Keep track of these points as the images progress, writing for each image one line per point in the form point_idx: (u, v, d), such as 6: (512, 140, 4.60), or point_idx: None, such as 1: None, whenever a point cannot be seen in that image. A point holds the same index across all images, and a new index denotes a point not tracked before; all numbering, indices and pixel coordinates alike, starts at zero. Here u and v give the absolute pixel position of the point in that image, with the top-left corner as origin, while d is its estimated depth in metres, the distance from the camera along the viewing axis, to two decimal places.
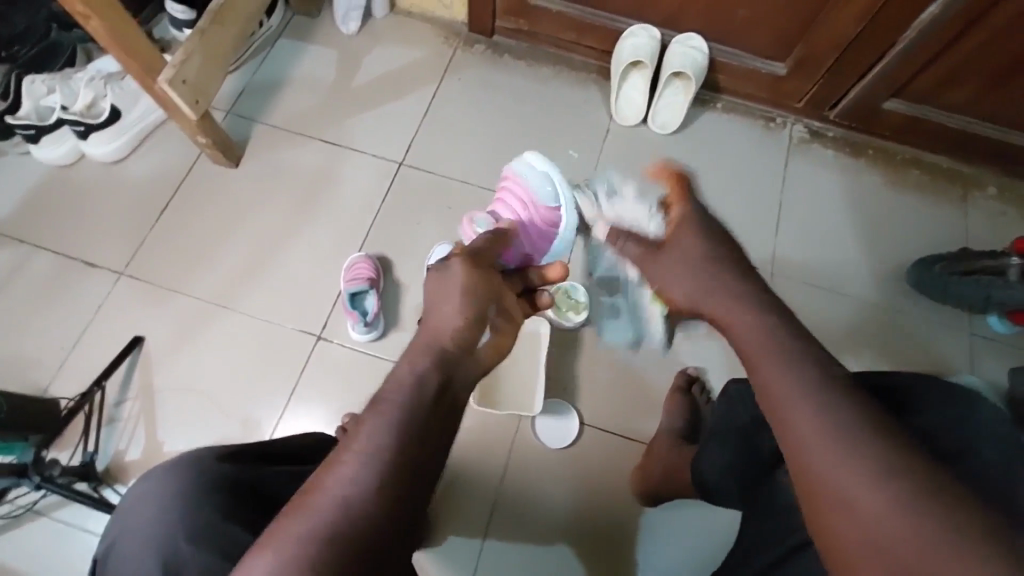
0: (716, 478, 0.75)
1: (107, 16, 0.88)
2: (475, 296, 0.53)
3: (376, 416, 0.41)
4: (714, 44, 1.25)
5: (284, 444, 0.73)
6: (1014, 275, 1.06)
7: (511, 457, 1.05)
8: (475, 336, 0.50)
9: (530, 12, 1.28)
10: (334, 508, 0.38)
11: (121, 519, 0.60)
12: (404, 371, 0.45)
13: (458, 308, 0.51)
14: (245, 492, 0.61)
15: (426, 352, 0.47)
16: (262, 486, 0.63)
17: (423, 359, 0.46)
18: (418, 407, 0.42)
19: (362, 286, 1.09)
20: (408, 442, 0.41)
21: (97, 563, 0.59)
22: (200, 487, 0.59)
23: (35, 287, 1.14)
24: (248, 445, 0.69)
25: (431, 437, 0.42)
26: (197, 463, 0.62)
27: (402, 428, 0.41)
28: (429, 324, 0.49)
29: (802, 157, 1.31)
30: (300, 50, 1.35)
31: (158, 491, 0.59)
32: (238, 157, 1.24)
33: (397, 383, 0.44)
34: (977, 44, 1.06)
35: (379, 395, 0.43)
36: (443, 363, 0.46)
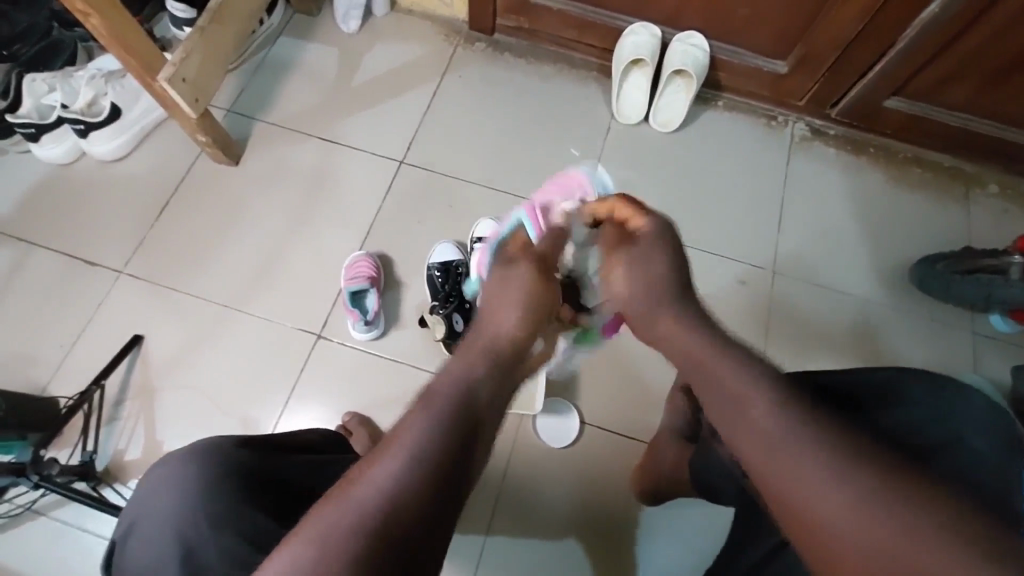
0: (717, 476, 0.75)
1: (106, 14, 0.88)
2: (536, 307, 0.58)
3: (422, 415, 0.43)
4: (715, 43, 1.25)
5: (305, 438, 0.73)
6: (1016, 274, 1.05)
7: (511, 455, 1.05)
8: (526, 346, 0.55)
9: (531, 9, 1.28)
10: (379, 497, 0.38)
11: (140, 503, 0.60)
12: (455, 374, 0.47)
13: (516, 316, 0.56)
14: (262, 479, 0.60)
15: (475, 357, 0.50)
16: (276, 479, 0.62)
17: (472, 364, 0.49)
18: (465, 410, 0.44)
19: (362, 285, 1.09)
20: (452, 442, 0.42)
21: (113, 547, 0.60)
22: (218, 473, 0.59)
23: (35, 285, 1.14)
24: (265, 435, 0.68)
25: (470, 440, 0.43)
26: (215, 449, 0.61)
27: (445, 427, 0.42)
28: (485, 330, 0.54)
29: (803, 156, 1.31)
30: (300, 48, 1.35)
31: (174, 480, 0.59)
32: (238, 156, 1.24)
33: (445, 384, 0.46)
34: (978, 43, 1.06)
35: (428, 394, 0.45)
36: (493, 371, 0.49)
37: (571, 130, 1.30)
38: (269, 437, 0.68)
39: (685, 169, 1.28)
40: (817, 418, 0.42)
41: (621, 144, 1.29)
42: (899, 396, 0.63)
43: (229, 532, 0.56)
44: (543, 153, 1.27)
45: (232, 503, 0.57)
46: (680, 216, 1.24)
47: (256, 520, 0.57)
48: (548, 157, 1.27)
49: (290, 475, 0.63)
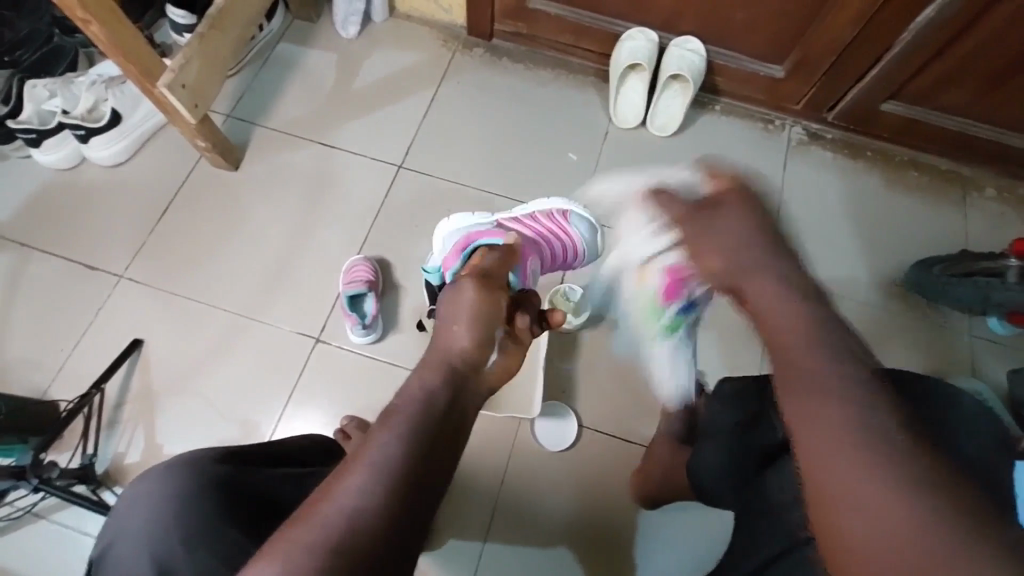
0: (714, 480, 0.75)
1: (107, 21, 0.89)
2: (484, 319, 0.56)
3: (384, 432, 0.42)
4: (712, 47, 1.25)
5: (288, 447, 0.74)
6: (1013, 277, 1.05)
7: (510, 460, 1.05)
8: (487, 353, 0.53)
9: (530, 15, 1.28)
10: (339, 513, 0.38)
11: (115, 523, 0.59)
12: (415, 388, 0.47)
13: (469, 328, 0.54)
14: (241, 492, 0.61)
15: (437, 373, 0.49)
16: (261, 490, 0.62)
17: (433, 381, 0.48)
18: (425, 421, 0.44)
19: (361, 289, 1.09)
20: (414, 455, 0.41)
21: (92, 566, 0.59)
22: (195, 488, 0.59)
23: (36, 289, 1.14)
24: (246, 449, 0.69)
25: (436, 454, 0.42)
26: (192, 463, 0.61)
27: (407, 441, 0.42)
28: (438, 343, 0.53)
29: (801, 160, 1.31)
30: (300, 54, 1.35)
31: (156, 492, 0.59)
32: (238, 161, 1.24)
33: (405, 401, 0.46)
34: (973, 46, 1.06)
35: (390, 409, 0.45)
36: (452, 386, 0.48)
37: (569, 135, 1.30)
38: (245, 451, 0.69)
39: None
40: None
41: (619, 148, 1.29)
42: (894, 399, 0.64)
43: (207, 548, 0.56)
44: (541, 158, 1.28)
45: (210, 516, 0.57)
46: None
47: (235, 533, 0.57)
48: (546, 161, 1.28)
49: (270, 486, 0.63)
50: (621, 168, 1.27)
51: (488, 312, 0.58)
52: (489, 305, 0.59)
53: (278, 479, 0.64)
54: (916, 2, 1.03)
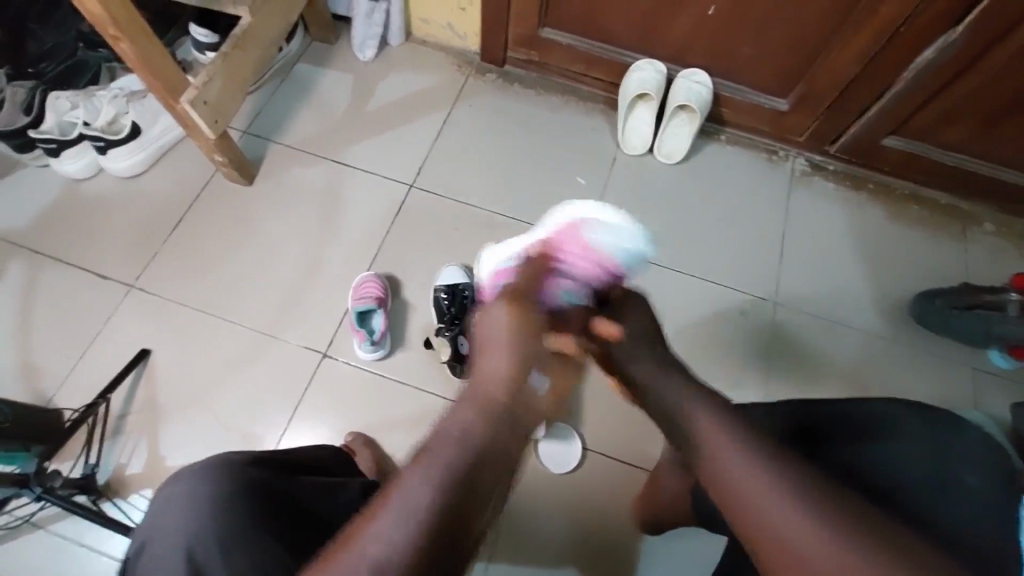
0: (718, 505, 0.76)
1: (136, 40, 0.92)
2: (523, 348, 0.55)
3: (422, 465, 0.44)
4: (718, 80, 1.29)
5: (317, 453, 0.75)
6: (1014, 310, 1.07)
7: (513, 480, 1.05)
8: (523, 381, 0.52)
9: (542, 43, 1.32)
10: (371, 560, 0.39)
11: (151, 521, 0.59)
12: (452, 423, 0.47)
13: (508, 357, 0.54)
14: (275, 500, 0.60)
15: (476, 401, 0.49)
16: (292, 500, 0.61)
17: (471, 409, 0.48)
18: (462, 459, 0.44)
19: (370, 305, 1.10)
20: (450, 496, 0.42)
21: (126, 563, 0.58)
22: (231, 491, 0.58)
23: (47, 297, 1.15)
24: (273, 456, 0.68)
25: (472, 487, 0.44)
26: (230, 468, 0.60)
27: (447, 476, 0.43)
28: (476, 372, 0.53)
29: (804, 190, 1.34)
30: (317, 74, 1.39)
31: (191, 495, 0.58)
32: (252, 176, 1.26)
33: (443, 429, 0.47)
34: (971, 87, 1.10)
35: (425, 447, 0.46)
36: (491, 418, 0.48)
37: (578, 160, 1.33)
38: (279, 460, 0.67)
39: (688, 200, 1.31)
40: None
41: (626, 174, 1.32)
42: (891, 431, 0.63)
43: (241, 555, 0.56)
44: (548, 182, 1.30)
45: (243, 523, 0.57)
46: (683, 245, 1.26)
47: (264, 541, 0.56)
48: (554, 184, 1.30)
49: (303, 497, 0.62)
50: (628, 194, 1.30)
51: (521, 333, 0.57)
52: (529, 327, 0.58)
53: (313, 489, 0.63)
54: (917, 43, 1.07)
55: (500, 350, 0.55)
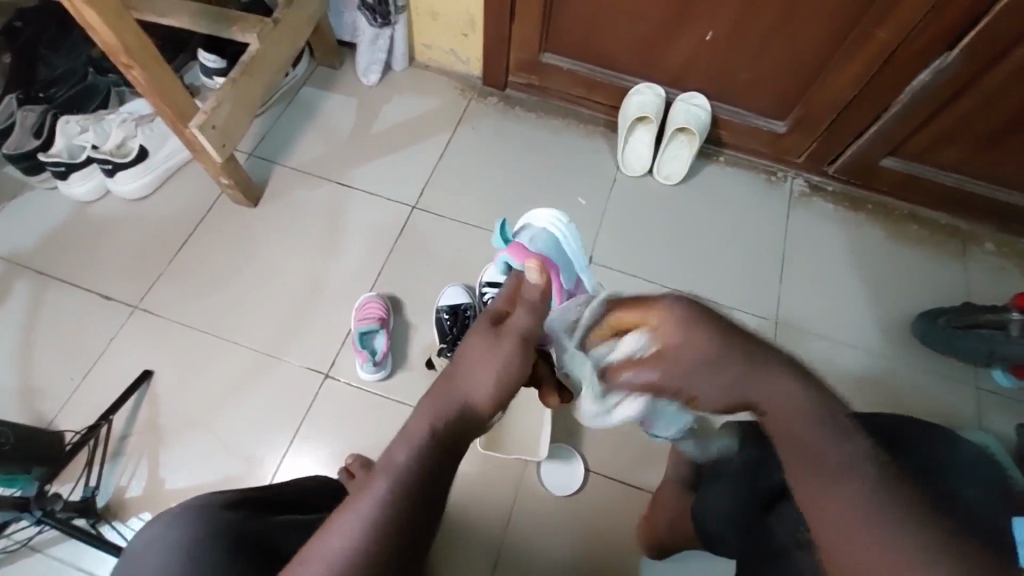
0: (724, 530, 0.75)
1: (149, 67, 0.95)
2: (504, 376, 0.53)
3: (383, 477, 0.45)
4: (716, 103, 1.31)
5: (305, 484, 0.76)
6: (1016, 329, 1.06)
7: (515, 503, 1.04)
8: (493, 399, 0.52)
9: (542, 68, 1.35)
10: (334, 553, 0.41)
11: (127, 565, 0.57)
12: (416, 427, 0.48)
13: (487, 379, 0.52)
14: (251, 539, 0.58)
15: (435, 410, 0.49)
16: (270, 537, 0.59)
17: (430, 417, 0.49)
18: (424, 461, 0.46)
19: (373, 326, 1.11)
20: (410, 495, 0.44)
21: None
22: (206, 534, 0.57)
23: (50, 318, 1.16)
24: (255, 493, 0.67)
25: (431, 490, 0.45)
26: (208, 508, 0.60)
27: (401, 493, 0.44)
28: (447, 382, 0.52)
29: (804, 211, 1.35)
30: (322, 98, 1.42)
31: (165, 535, 0.57)
32: (257, 198, 1.28)
33: (401, 441, 0.47)
34: (966, 111, 1.12)
35: (388, 451, 0.47)
36: (455, 426, 0.49)
37: (579, 181, 1.35)
38: (260, 496, 0.67)
39: (688, 220, 1.32)
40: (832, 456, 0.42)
41: (627, 195, 1.33)
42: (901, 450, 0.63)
43: None
44: (551, 203, 1.32)
45: (218, 565, 0.54)
46: (685, 266, 1.27)
47: None
48: (556, 206, 1.32)
49: (279, 534, 0.60)
50: (628, 215, 1.31)
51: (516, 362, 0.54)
52: (523, 355, 0.56)
53: (287, 525, 0.62)
54: (911, 68, 1.09)
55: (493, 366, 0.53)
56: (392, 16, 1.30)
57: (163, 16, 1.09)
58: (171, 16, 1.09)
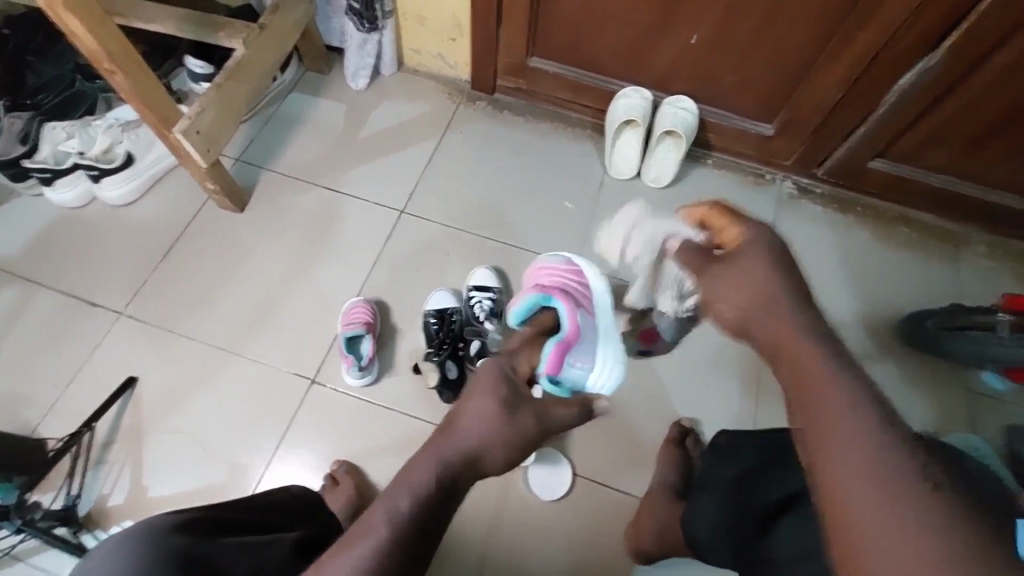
0: (709, 537, 0.75)
1: (131, 72, 0.94)
2: (505, 420, 0.54)
3: (376, 519, 0.45)
4: (703, 106, 1.32)
5: (277, 497, 0.77)
6: (1005, 330, 1.06)
7: (503, 508, 1.03)
8: (495, 444, 0.53)
9: (530, 72, 1.35)
10: None
11: None
12: (417, 471, 0.49)
13: (486, 421, 0.53)
14: (200, 561, 0.54)
15: (437, 461, 0.49)
16: (217, 558, 0.55)
17: (433, 462, 0.49)
18: (421, 506, 0.46)
19: (358, 331, 1.10)
20: (405, 538, 0.44)
21: None
22: (151, 557, 0.52)
23: (33, 325, 1.15)
24: (205, 514, 0.63)
25: (423, 537, 0.46)
26: (151, 529, 0.55)
27: (394, 536, 0.44)
28: (453, 420, 0.53)
29: (792, 214, 1.35)
30: (311, 103, 1.42)
31: (105, 563, 0.52)
32: (244, 203, 1.28)
33: (399, 484, 0.47)
34: (949, 112, 1.13)
35: (389, 490, 0.47)
36: (456, 470, 0.50)
37: (567, 185, 1.35)
38: (215, 516, 0.64)
39: None
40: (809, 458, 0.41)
41: (616, 198, 1.34)
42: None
43: None
44: (539, 206, 1.32)
45: None
46: None
47: None
48: (544, 209, 1.32)
49: (229, 557, 0.56)
50: (617, 217, 1.31)
51: (524, 426, 0.55)
52: (517, 393, 0.57)
53: (235, 546, 0.58)
54: (894, 71, 1.10)
55: (498, 416, 0.54)
56: (380, 21, 1.30)
57: (149, 22, 1.10)
58: (157, 22, 1.09)
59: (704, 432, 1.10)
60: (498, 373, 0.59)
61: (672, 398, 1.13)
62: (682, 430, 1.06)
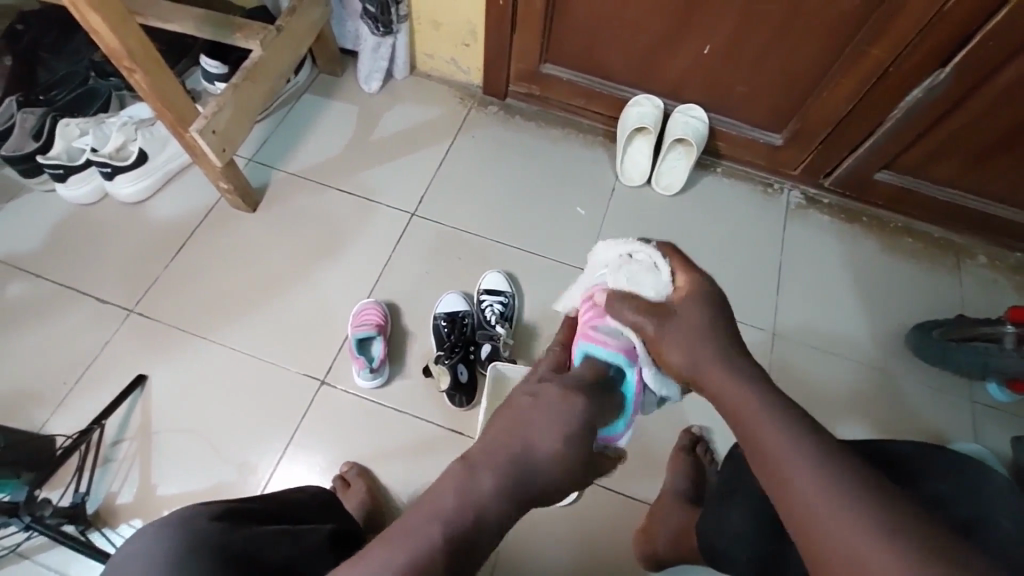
0: (723, 546, 0.74)
1: (150, 71, 0.95)
2: (569, 443, 0.55)
3: (436, 517, 0.47)
4: (714, 115, 1.33)
5: (294, 496, 0.74)
6: (1010, 343, 1.06)
7: (512, 513, 1.03)
8: (557, 466, 0.54)
9: (542, 78, 1.36)
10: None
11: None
12: (481, 472, 0.50)
13: (552, 437, 0.54)
14: (239, 552, 0.54)
15: (504, 468, 0.51)
16: (252, 552, 0.54)
17: (498, 471, 0.51)
18: (481, 508, 0.48)
19: (370, 333, 1.10)
20: (460, 542, 0.46)
21: None
22: (189, 554, 0.52)
23: (42, 322, 1.14)
24: (238, 505, 0.62)
25: (474, 545, 0.47)
26: (191, 521, 0.55)
27: (451, 536, 0.46)
28: (520, 428, 0.55)
29: (801, 223, 1.36)
30: (324, 105, 1.43)
31: (149, 553, 0.52)
32: (256, 204, 1.28)
33: (461, 482, 0.49)
34: (958, 127, 1.14)
35: (450, 489, 0.49)
36: (515, 482, 0.51)
37: (578, 191, 1.35)
38: (248, 507, 0.64)
39: (685, 230, 1.33)
40: None
41: (625, 205, 1.34)
42: (921, 471, 0.63)
43: None
44: (549, 210, 1.32)
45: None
46: None
47: None
48: (555, 214, 1.32)
49: (263, 546, 0.56)
50: (627, 225, 1.32)
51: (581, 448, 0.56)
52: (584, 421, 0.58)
53: (271, 533, 0.58)
54: (905, 85, 1.11)
55: (562, 452, 0.54)
56: (395, 25, 1.31)
57: (165, 22, 1.10)
58: (174, 22, 1.10)
59: (715, 441, 1.10)
60: (555, 399, 0.58)
61: (681, 404, 1.13)
62: (693, 438, 1.07)
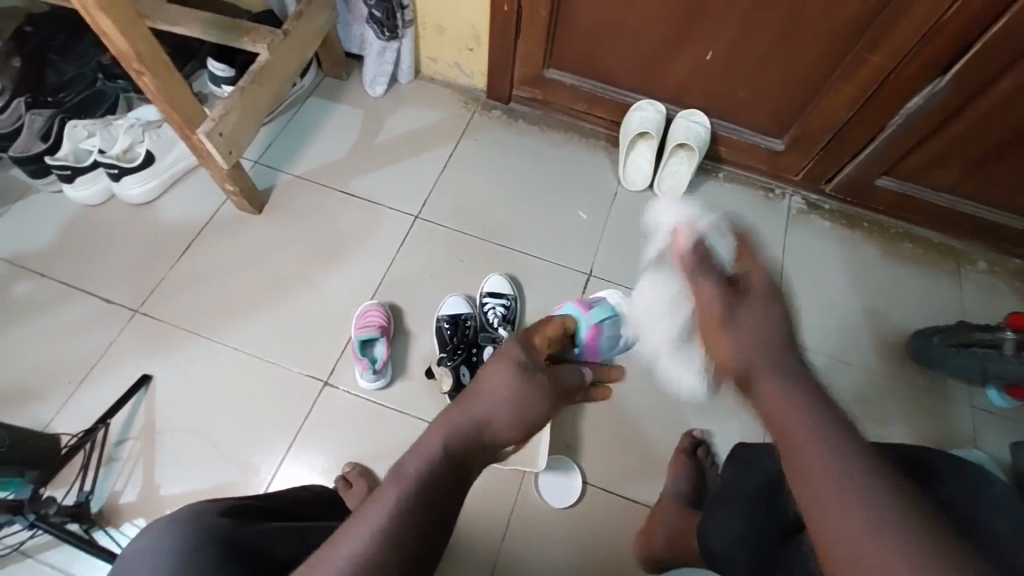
0: (723, 548, 0.75)
1: (158, 73, 0.96)
2: (525, 386, 0.52)
3: (391, 489, 0.44)
4: (716, 120, 1.34)
5: (303, 495, 0.75)
6: (1009, 349, 1.07)
7: (513, 515, 1.04)
8: (518, 412, 0.50)
9: (546, 83, 1.38)
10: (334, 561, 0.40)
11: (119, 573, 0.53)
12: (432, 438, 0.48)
13: (503, 386, 0.51)
14: (244, 551, 0.54)
15: (454, 427, 0.48)
16: (258, 549, 0.55)
17: (447, 432, 0.48)
18: (437, 470, 0.46)
19: (373, 334, 1.11)
20: (420, 505, 0.43)
21: None
22: (196, 549, 0.52)
23: (48, 322, 1.15)
24: (245, 502, 0.63)
25: (438, 505, 0.44)
26: (199, 517, 0.56)
27: (407, 501, 0.43)
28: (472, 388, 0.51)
29: (802, 228, 1.36)
30: (329, 108, 1.44)
31: (156, 547, 0.53)
32: (262, 205, 1.29)
33: (414, 450, 0.47)
34: (958, 134, 1.14)
35: (403, 463, 0.46)
36: (472, 438, 0.48)
37: (580, 194, 1.36)
38: (254, 504, 0.64)
39: None
40: (847, 471, 0.40)
41: (627, 209, 1.35)
42: (921, 474, 0.63)
43: None
44: (552, 214, 1.33)
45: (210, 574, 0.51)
46: None
47: None
48: (557, 217, 1.33)
49: (270, 541, 0.57)
50: (629, 229, 1.33)
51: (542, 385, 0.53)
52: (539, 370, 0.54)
53: (276, 530, 0.58)
54: (906, 91, 1.11)
55: (518, 395, 0.51)
56: (400, 30, 1.33)
57: (174, 25, 1.11)
58: (183, 25, 1.11)
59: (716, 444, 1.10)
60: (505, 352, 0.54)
61: (682, 407, 1.13)
62: (694, 441, 1.08)
